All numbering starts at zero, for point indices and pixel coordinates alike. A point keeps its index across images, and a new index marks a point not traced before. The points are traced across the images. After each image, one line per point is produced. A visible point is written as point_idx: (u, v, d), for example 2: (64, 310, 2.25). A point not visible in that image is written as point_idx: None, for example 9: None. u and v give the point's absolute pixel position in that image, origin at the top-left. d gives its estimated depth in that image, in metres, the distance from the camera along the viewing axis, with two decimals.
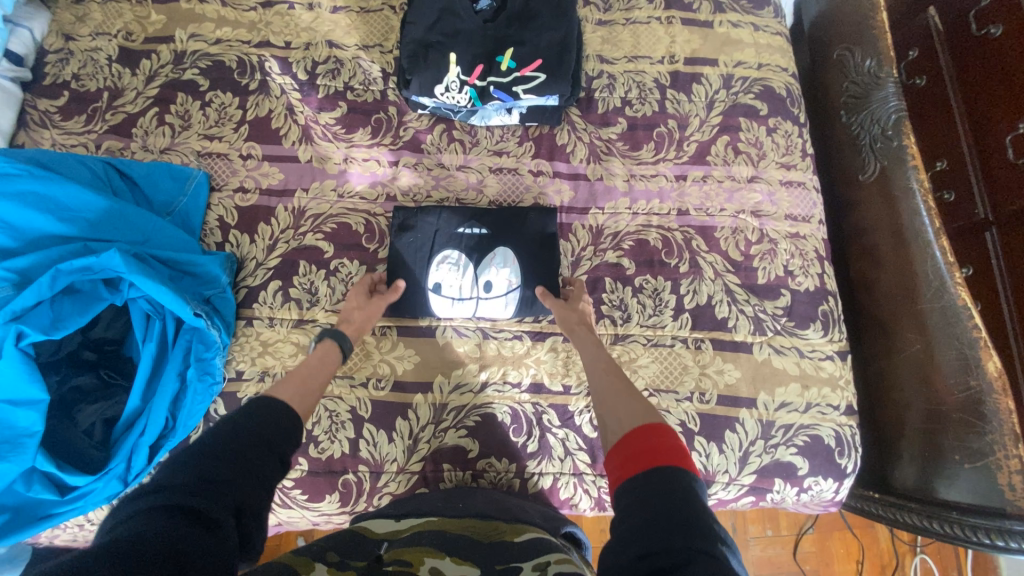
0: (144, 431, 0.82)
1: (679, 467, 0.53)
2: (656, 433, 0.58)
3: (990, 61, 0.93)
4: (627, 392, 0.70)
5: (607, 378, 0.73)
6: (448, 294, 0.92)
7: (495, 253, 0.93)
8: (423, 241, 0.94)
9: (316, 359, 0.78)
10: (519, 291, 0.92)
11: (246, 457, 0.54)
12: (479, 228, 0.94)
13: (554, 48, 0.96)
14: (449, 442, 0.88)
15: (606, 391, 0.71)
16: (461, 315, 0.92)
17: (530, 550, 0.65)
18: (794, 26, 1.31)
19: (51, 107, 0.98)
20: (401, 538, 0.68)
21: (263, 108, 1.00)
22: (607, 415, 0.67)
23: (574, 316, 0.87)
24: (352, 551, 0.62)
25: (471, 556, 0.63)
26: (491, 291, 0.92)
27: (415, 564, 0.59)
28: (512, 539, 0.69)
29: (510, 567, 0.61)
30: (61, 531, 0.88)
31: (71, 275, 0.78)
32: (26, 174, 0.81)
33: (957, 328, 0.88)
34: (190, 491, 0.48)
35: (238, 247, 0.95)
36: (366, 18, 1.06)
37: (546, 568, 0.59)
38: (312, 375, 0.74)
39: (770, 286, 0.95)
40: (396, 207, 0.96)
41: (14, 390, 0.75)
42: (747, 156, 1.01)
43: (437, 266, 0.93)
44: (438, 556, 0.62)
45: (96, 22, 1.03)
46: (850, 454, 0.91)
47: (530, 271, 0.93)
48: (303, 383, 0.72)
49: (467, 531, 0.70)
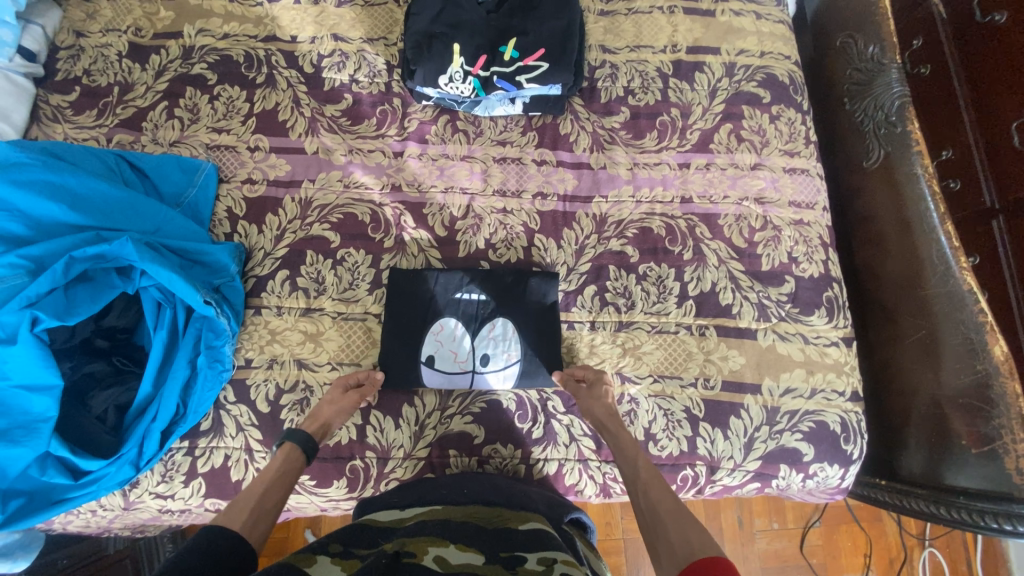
0: (156, 418, 0.84)
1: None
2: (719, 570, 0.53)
3: (997, 49, 0.94)
4: (679, 513, 0.65)
5: (653, 493, 0.69)
6: (442, 365, 0.90)
7: (494, 324, 0.92)
8: (419, 310, 0.92)
9: (276, 470, 0.75)
10: (517, 366, 0.90)
11: (210, 574, 0.55)
12: (479, 294, 0.93)
13: (557, 37, 0.97)
14: (456, 428, 0.89)
15: (653, 514, 0.67)
16: (456, 386, 0.90)
17: (533, 540, 0.66)
18: (797, 16, 1.31)
19: (63, 102, 1.00)
20: (405, 526, 0.70)
21: (270, 101, 1.02)
22: (659, 540, 0.62)
23: (598, 407, 0.84)
24: (356, 539, 0.65)
25: (475, 543, 0.65)
26: (489, 364, 0.90)
27: (419, 553, 0.59)
28: (516, 527, 0.70)
29: (514, 555, 0.62)
30: (74, 517, 0.90)
31: (84, 263, 0.80)
32: (41, 165, 0.83)
33: (962, 313, 0.88)
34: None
35: (246, 238, 0.96)
36: (370, 12, 1.08)
37: (552, 564, 0.60)
38: (268, 493, 0.70)
39: (774, 272, 0.95)
40: (391, 270, 0.94)
41: (29, 375, 0.77)
42: (751, 143, 1.01)
43: (434, 338, 0.91)
44: (442, 544, 0.63)
45: (107, 19, 1.05)
46: (855, 440, 0.91)
47: (529, 345, 0.91)
48: (260, 504, 0.68)
49: (472, 519, 0.71)
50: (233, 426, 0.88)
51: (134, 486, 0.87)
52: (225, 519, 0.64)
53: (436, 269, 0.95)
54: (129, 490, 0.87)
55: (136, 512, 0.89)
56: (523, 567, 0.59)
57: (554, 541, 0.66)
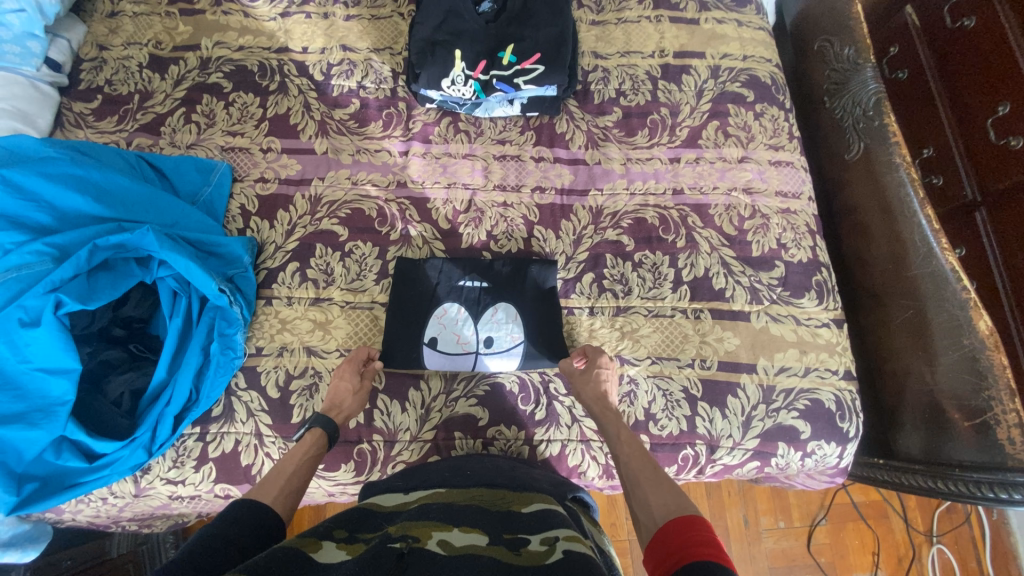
0: (169, 402, 0.86)
1: (715, 563, 0.51)
2: (692, 529, 0.56)
3: (967, 50, 1.01)
4: (657, 478, 0.68)
5: (632, 465, 0.72)
6: (444, 348, 0.93)
7: (496, 309, 0.95)
8: (425, 295, 0.96)
9: (303, 452, 0.77)
10: (519, 347, 0.94)
11: (246, 537, 0.60)
12: (480, 281, 0.97)
13: (552, 42, 1.04)
14: (461, 411, 0.92)
15: (634, 484, 0.70)
16: (460, 367, 0.93)
17: (536, 521, 0.67)
18: (777, 25, 1.39)
19: (85, 109, 1.06)
20: (408, 509, 0.71)
21: (282, 106, 1.08)
22: (640, 508, 0.66)
23: (588, 390, 0.87)
24: (362, 523, 0.66)
25: (477, 524, 0.65)
26: (492, 347, 0.93)
27: (423, 538, 0.59)
28: (520, 509, 0.71)
29: (518, 537, 0.63)
30: (85, 507, 0.91)
31: (106, 251, 0.84)
32: (68, 160, 0.88)
33: (946, 292, 0.90)
34: (212, 543, 0.56)
35: (258, 232, 1.00)
36: (377, 24, 1.15)
37: (554, 542, 0.61)
38: (295, 477, 0.73)
39: (764, 258, 0.99)
40: (398, 258, 0.98)
41: (50, 359, 0.79)
42: (737, 139, 1.06)
43: (437, 321, 0.95)
44: (445, 529, 0.63)
45: (128, 34, 1.12)
46: (850, 418, 0.93)
47: (529, 329, 0.95)
48: (287, 485, 0.71)
49: (475, 501, 0.72)
50: (243, 412, 0.91)
51: (145, 473, 0.89)
52: (256, 492, 0.68)
53: (439, 257, 0.99)
54: (140, 477, 0.89)
55: (146, 500, 0.91)
56: (526, 548, 0.60)
57: (558, 519, 0.67)
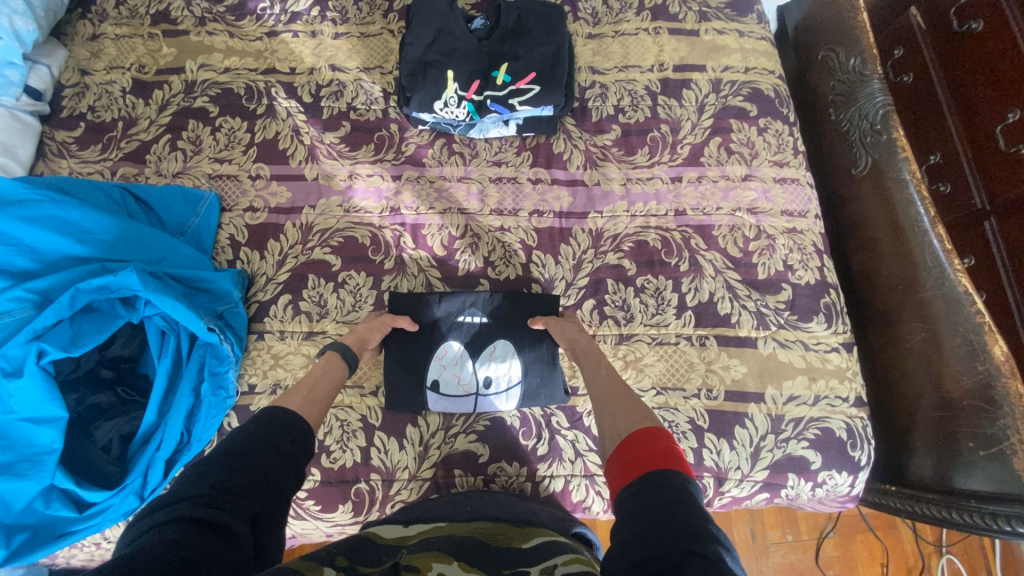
0: (160, 446, 0.84)
1: (671, 471, 0.53)
2: (652, 440, 0.57)
3: (976, 55, 0.95)
4: (626, 398, 0.70)
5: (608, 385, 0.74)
6: (446, 390, 0.90)
7: (496, 347, 0.92)
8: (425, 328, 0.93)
9: (320, 369, 0.79)
10: (520, 386, 0.91)
11: (287, 426, 0.61)
12: (480, 316, 0.94)
13: (547, 61, 1.00)
14: (460, 447, 0.89)
15: (605, 398, 0.72)
16: (461, 410, 0.90)
17: (536, 554, 0.63)
18: (780, 31, 1.36)
19: (68, 138, 1.03)
20: (409, 543, 0.67)
21: (270, 130, 1.05)
22: (608, 424, 0.68)
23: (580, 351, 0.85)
24: (361, 555, 0.59)
25: (478, 560, 0.61)
26: (492, 387, 0.91)
27: (423, 569, 0.55)
28: (520, 545, 0.66)
29: (517, 571, 0.59)
30: (78, 551, 0.89)
31: (89, 294, 0.81)
32: (46, 200, 0.84)
33: (960, 314, 0.87)
34: (263, 428, 0.59)
35: (248, 264, 0.98)
36: (366, 42, 1.11)
37: (553, 569, 0.57)
38: (318, 385, 0.76)
39: (770, 281, 0.97)
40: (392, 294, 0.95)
41: (35, 408, 0.77)
42: (740, 156, 1.03)
43: (438, 361, 0.91)
44: (446, 561, 0.59)
45: (111, 57, 1.09)
46: (862, 447, 0.90)
47: (530, 366, 0.91)
48: (309, 396, 0.73)
49: (476, 534, 0.68)
50: None
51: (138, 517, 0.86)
52: (281, 402, 0.69)
53: (439, 291, 0.96)
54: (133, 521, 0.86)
55: None
56: None
57: (560, 550, 0.63)
